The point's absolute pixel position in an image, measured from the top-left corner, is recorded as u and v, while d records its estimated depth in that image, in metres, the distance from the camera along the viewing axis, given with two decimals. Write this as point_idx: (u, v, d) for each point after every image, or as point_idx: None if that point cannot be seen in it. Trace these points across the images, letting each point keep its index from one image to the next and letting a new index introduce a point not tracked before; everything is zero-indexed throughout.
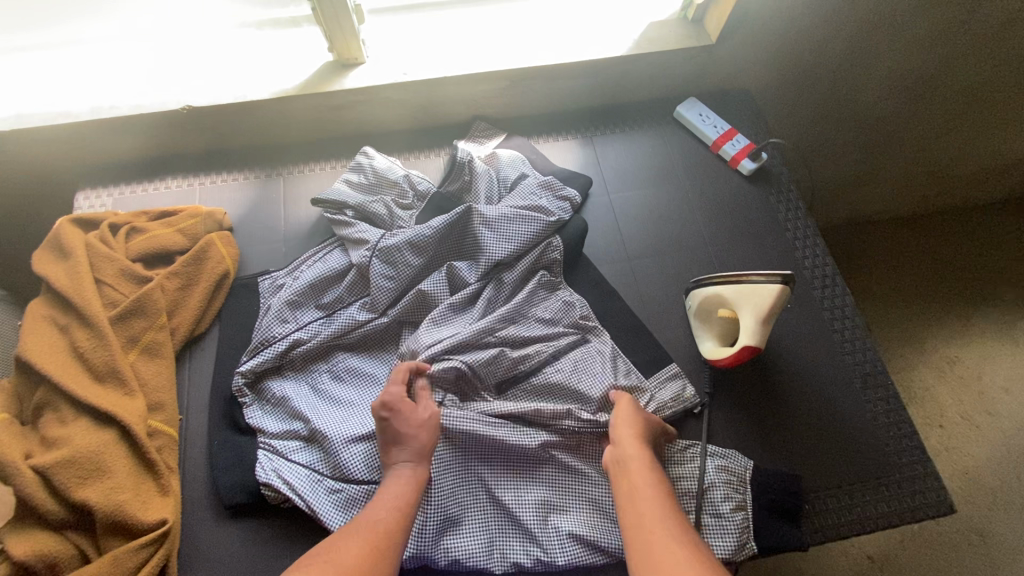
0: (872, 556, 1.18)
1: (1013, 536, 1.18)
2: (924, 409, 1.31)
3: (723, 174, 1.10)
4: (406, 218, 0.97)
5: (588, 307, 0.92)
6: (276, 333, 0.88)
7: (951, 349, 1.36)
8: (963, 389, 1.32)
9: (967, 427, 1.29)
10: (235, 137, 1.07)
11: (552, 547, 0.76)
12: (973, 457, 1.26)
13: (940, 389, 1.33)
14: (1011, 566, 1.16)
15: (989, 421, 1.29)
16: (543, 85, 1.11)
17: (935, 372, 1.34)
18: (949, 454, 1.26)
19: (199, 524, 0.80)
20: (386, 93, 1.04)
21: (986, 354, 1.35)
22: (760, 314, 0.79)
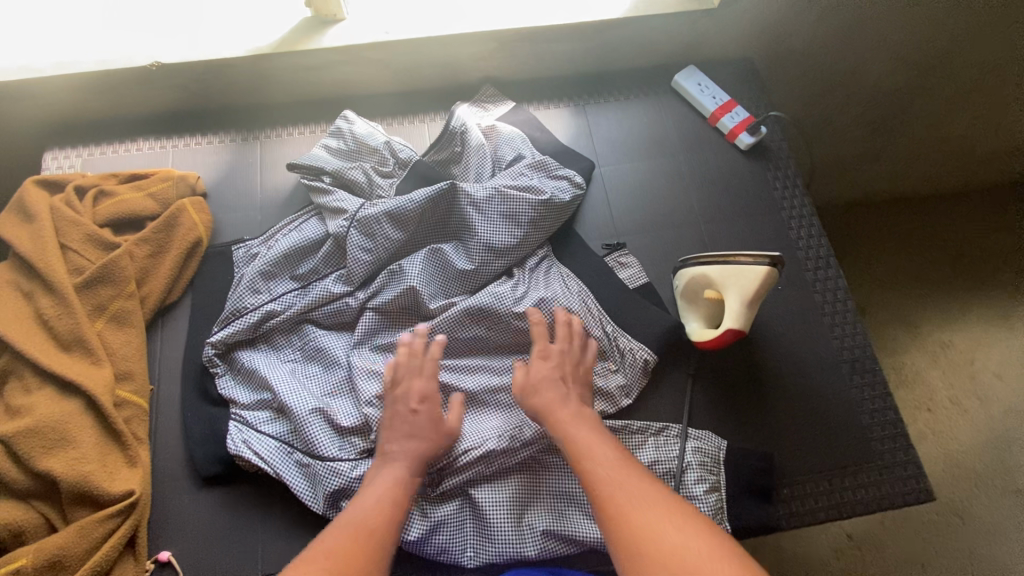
0: (850, 534, 1.19)
1: (992, 518, 1.19)
2: (913, 391, 1.30)
3: (719, 148, 1.06)
4: (385, 186, 0.93)
5: (585, 291, 0.90)
6: (248, 304, 0.85)
7: (944, 332, 1.34)
8: (953, 372, 1.31)
9: (955, 411, 1.28)
10: (208, 97, 1.02)
11: (526, 544, 0.76)
12: (958, 440, 1.25)
13: (931, 372, 1.31)
14: (985, 546, 1.17)
15: (976, 404, 1.28)
16: (533, 49, 1.05)
17: (927, 355, 1.32)
18: (934, 437, 1.26)
19: (172, 493, 0.80)
20: (367, 54, 0.98)
21: (979, 337, 1.33)
22: (746, 297, 0.76)
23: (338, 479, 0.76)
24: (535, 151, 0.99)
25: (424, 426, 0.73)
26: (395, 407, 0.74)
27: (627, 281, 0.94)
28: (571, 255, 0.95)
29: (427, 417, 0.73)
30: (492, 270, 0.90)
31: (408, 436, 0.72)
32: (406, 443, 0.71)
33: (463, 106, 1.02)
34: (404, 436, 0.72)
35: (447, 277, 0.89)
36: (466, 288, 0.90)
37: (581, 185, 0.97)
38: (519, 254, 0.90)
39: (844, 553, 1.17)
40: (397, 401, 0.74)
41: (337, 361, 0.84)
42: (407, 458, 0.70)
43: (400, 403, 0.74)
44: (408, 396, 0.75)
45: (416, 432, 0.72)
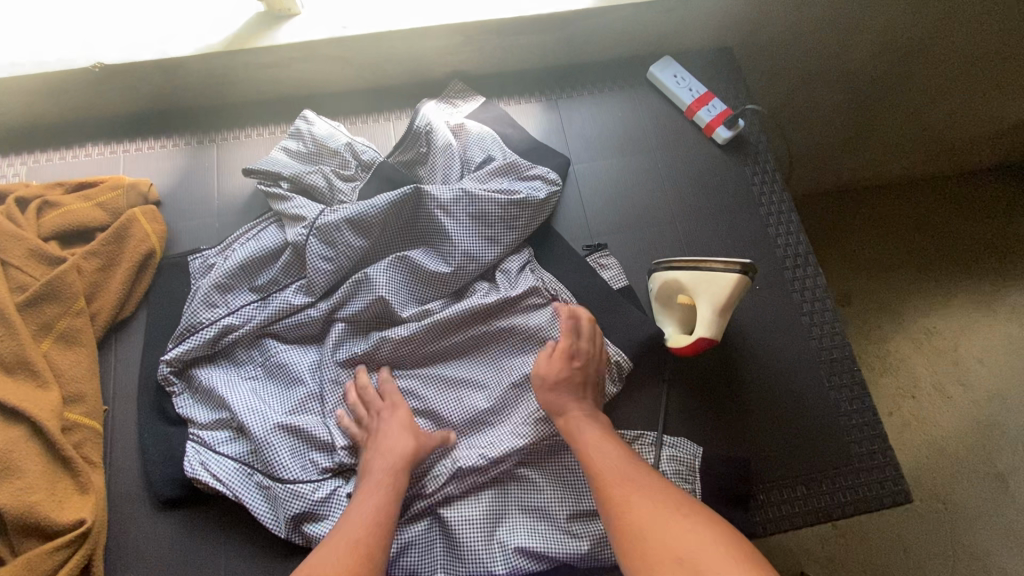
0: (835, 525, 1.18)
1: (976, 505, 1.19)
2: (898, 379, 1.29)
3: (696, 143, 1.02)
4: (347, 190, 0.89)
5: (563, 290, 0.88)
6: (203, 319, 0.82)
7: (929, 319, 1.32)
8: (938, 360, 1.29)
9: (940, 398, 1.27)
10: (159, 97, 0.96)
11: (497, 561, 0.74)
12: (940, 427, 1.25)
13: (916, 359, 1.30)
14: (969, 533, 1.17)
15: (960, 391, 1.27)
16: (501, 41, 1.00)
17: (912, 343, 1.31)
18: (917, 425, 1.25)
19: (130, 518, 0.77)
20: (326, 50, 0.93)
21: (964, 324, 1.32)
22: (718, 305, 0.75)
23: (300, 502, 0.74)
24: (505, 151, 0.94)
25: (400, 435, 0.75)
26: (368, 425, 0.77)
27: (610, 282, 0.91)
28: (543, 259, 0.92)
29: (401, 428, 0.76)
30: (468, 273, 0.86)
31: (387, 445, 0.73)
32: (386, 452, 0.73)
33: (429, 103, 0.98)
34: (383, 445, 0.74)
35: (416, 284, 0.86)
36: (443, 292, 0.87)
37: (556, 182, 0.93)
38: (491, 261, 0.87)
39: (828, 542, 1.17)
40: (372, 418, 0.77)
41: (298, 377, 0.82)
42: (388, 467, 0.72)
43: (374, 419, 0.77)
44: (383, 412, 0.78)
45: (393, 441, 0.74)
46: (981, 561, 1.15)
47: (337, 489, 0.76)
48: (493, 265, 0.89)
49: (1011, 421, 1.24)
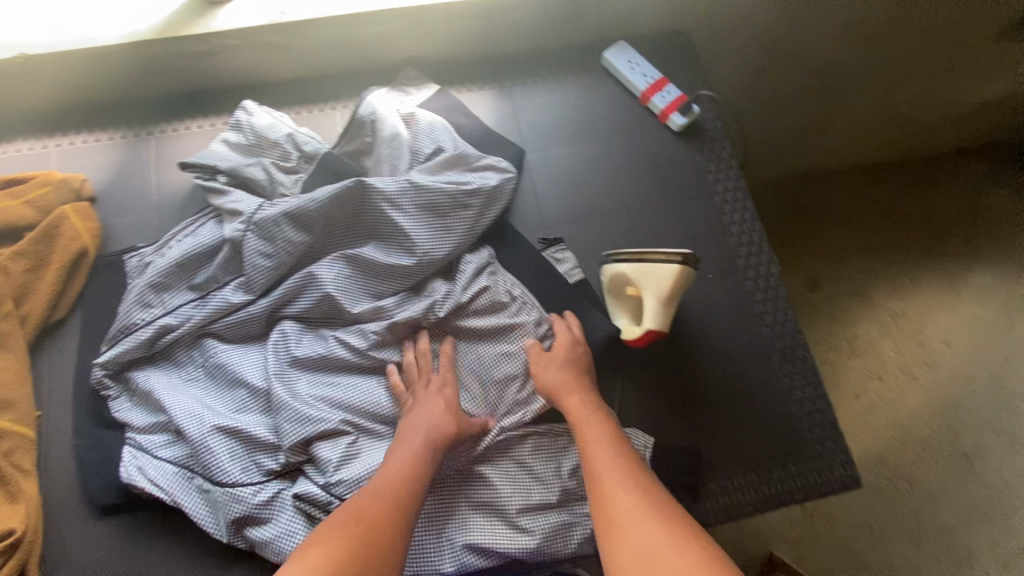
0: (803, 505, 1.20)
1: (939, 484, 1.21)
2: (866, 362, 1.29)
3: (651, 130, 1.00)
4: (288, 183, 0.86)
5: (519, 286, 0.87)
6: (138, 319, 0.79)
7: (895, 303, 1.33)
8: (904, 343, 1.31)
9: (906, 379, 1.28)
10: (91, 89, 0.92)
11: (445, 557, 0.75)
12: (906, 409, 1.26)
13: (884, 342, 1.31)
14: (934, 512, 1.19)
15: (926, 373, 1.29)
16: (450, 27, 0.97)
17: (880, 327, 1.32)
18: (884, 407, 1.26)
19: (69, 526, 0.75)
20: (264, 37, 0.90)
21: (930, 307, 1.33)
22: (661, 296, 0.75)
23: (240, 505, 0.73)
24: (455, 141, 0.91)
25: (442, 412, 0.75)
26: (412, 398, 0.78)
27: (566, 275, 0.89)
28: (494, 251, 0.90)
29: (448, 405, 0.76)
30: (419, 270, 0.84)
31: (427, 418, 0.74)
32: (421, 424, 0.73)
33: (378, 91, 0.94)
34: (422, 418, 0.74)
35: (364, 280, 0.83)
36: (397, 287, 0.84)
37: (507, 171, 0.90)
38: (442, 257, 0.84)
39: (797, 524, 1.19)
40: (417, 391, 0.78)
41: (239, 377, 0.79)
42: (423, 438, 0.72)
43: (419, 392, 0.78)
44: (427, 387, 0.78)
45: (433, 418, 0.74)
46: (943, 538, 1.17)
47: (280, 492, 0.75)
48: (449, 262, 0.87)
49: (974, 401, 1.26)
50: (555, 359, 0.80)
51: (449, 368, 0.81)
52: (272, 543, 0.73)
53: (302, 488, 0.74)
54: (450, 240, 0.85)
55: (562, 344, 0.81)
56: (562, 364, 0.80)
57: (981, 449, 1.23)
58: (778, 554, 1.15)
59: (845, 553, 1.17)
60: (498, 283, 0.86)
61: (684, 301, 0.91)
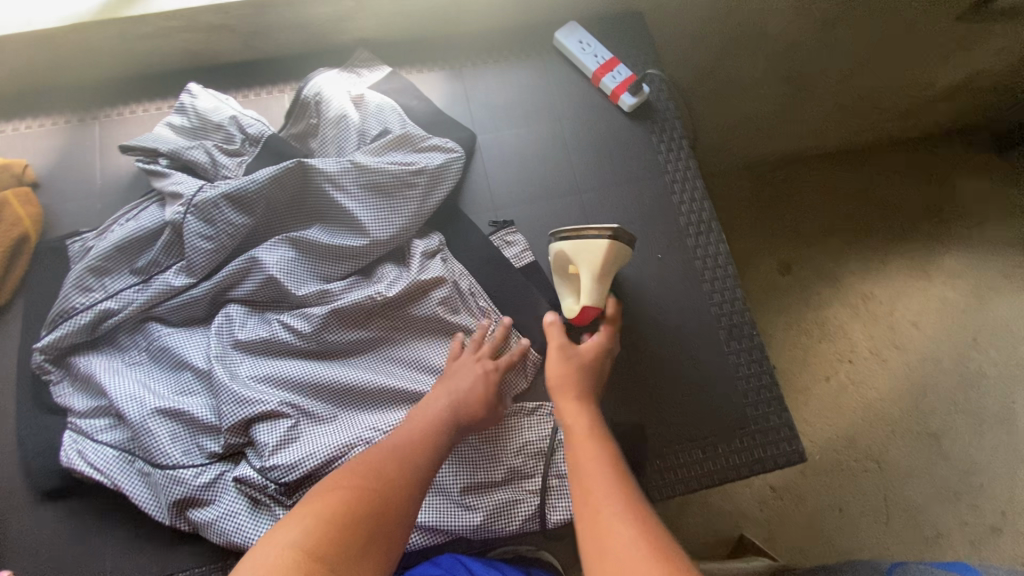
0: (773, 486, 1.21)
1: (905, 462, 1.22)
2: (835, 345, 1.30)
3: (604, 111, 1.00)
4: (231, 166, 0.85)
5: (470, 275, 0.88)
6: (77, 304, 0.78)
7: (865, 286, 1.34)
8: (873, 325, 1.31)
9: (875, 361, 1.29)
10: (28, 72, 0.91)
11: None
12: (875, 391, 1.27)
13: (853, 325, 1.31)
14: (901, 490, 1.20)
15: (895, 354, 1.30)
16: (397, 8, 0.96)
17: (850, 310, 1.32)
18: (854, 389, 1.27)
19: (14, 510, 0.75)
20: (204, 18, 0.88)
21: (899, 290, 1.34)
22: (596, 271, 0.78)
23: (180, 487, 0.73)
24: (403, 121, 0.90)
25: (482, 385, 0.77)
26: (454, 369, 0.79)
27: (513, 260, 0.90)
28: (444, 234, 0.90)
29: (485, 377, 0.77)
30: (371, 258, 0.85)
31: (465, 391, 0.75)
32: (458, 396, 0.75)
33: (327, 72, 0.93)
34: (460, 390, 0.75)
35: (311, 263, 0.83)
36: (345, 271, 0.85)
37: (454, 151, 0.90)
38: (388, 240, 0.84)
39: (767, 505, 1.20)
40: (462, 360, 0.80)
41: (184, 361, 0.79)
42: (448, 406, 0.73)
43: (461, 363, 0.79)
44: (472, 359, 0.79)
45: (471, 390, 0.76)
46: (911, 515, 1.19)
47: (222, 474, 0.75)
48: (400, 248, 0.87)
49: (942, 381, 1.28)
50: (579, 358, 0.76)
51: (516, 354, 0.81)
52: (213, 524, 0.73)
53: (244, 470, 0.75)
54: (396, 222, 0.85)
55: (593, 349, 0.78)
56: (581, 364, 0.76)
57: (948, 428, 1.24)
58: (748, 536, 1.15)
59: (814, 533, 1.18)
60: (449, 270, 0.86)
61: (634, 281, 0.91)
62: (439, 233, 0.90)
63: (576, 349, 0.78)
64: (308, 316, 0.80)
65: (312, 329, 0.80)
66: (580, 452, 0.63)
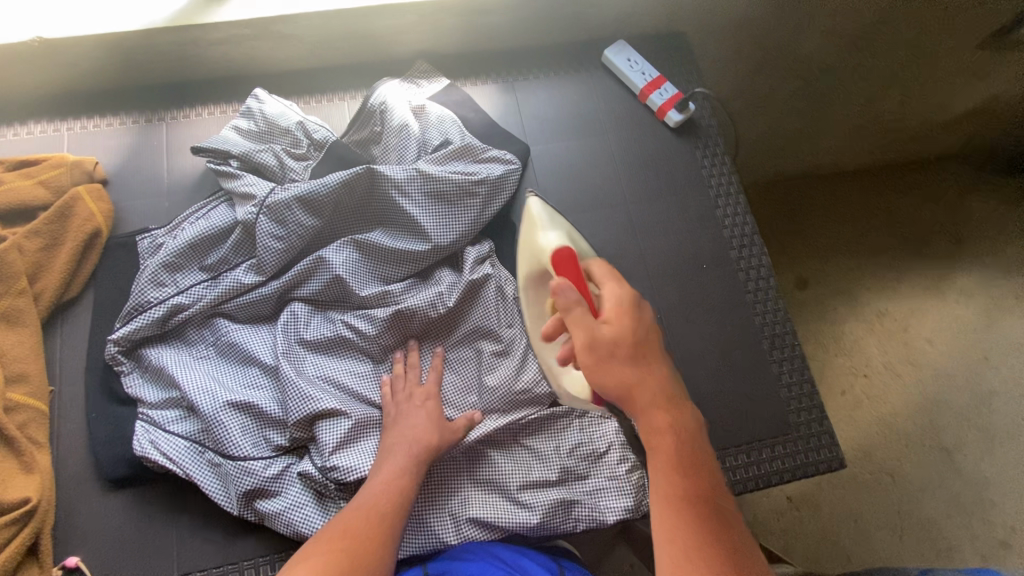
0: (791, 497, 1.23)
1: (920, 477, 1.25)
2: (851, 360, 1.33)
3: (650, 127, 1.04)
4: (299, 170, 0.89)
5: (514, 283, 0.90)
6: (151, 298, 0.81)
7: (881, 303, 1.37)
8: (889, 341, 1.35)
9: (890, 377, 1.32)
10: (101, 72, 0.94)
11: (449, 531, 0.78)
12: (890, 405, 1.30)
13: (869, 341, 1.35)
14: (915, 504, 1.23)
15: (911, 371, 1.33)
16: (457, 23, 1.00)
17: (866, 325, 1.36)
18: (870, 404, 1.30)
19: (81, 497, 0.77)
20: (276, 27, 0.92)
21: (914, 308, 1.37)
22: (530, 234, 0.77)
23: (250, 478, 0.76)
24: (463, 133, 0.94)
25: (425, 424, 0.77)
26: (396, 409, 0.79)
27: None
28: (498, 241, 0.94)
29: (429, 414, 0.78)
30: (428, 263, 0.88)
31: (408, 435, 0.76)
32: (402, 439, 0.75)
33: (389, 82, 0.97)
34: (401, 435, 0.76)
35: (374, 264, 0.87)
36: (405, 273, 0.88)
37: (512, 163, 0.94)
38: (448, 245, 0.87)
39: (784, 515, 1.22)
40: (400, 404, 0.80)
41: (253, 357, 0.82)
42: (407, 452, 0.74)
43: (402, 404, 0.79)
44: (409, 400, 0.80)
45: (415, 429, 0.76)
46: (926, 529, 1.22)
47: (288, 467, 0.77)
48: (455, 252, 0.90)
49: (955, 398, 1.31)
50: (612, 339, 0.60)
51: (434, 380, 0.83)
52: (280, 515, 0.75)
53: (308, 465, 0.77)
54: (456, 228, 0.88)
55: (620, 315, 0.62)
56: (622, 352, 0.59)
57: (961, 445, 1.28)
58: (765, 544, 1.16)
59: (830, 545, 1.20)
60: (497, 276, 0.89)
61: (678, 291, 0.95)
62: (492, 239, 0.93)
63: (604, 331, 0.60)
64: (371, 316, 0.83)
65: (375, 331, 0.83)
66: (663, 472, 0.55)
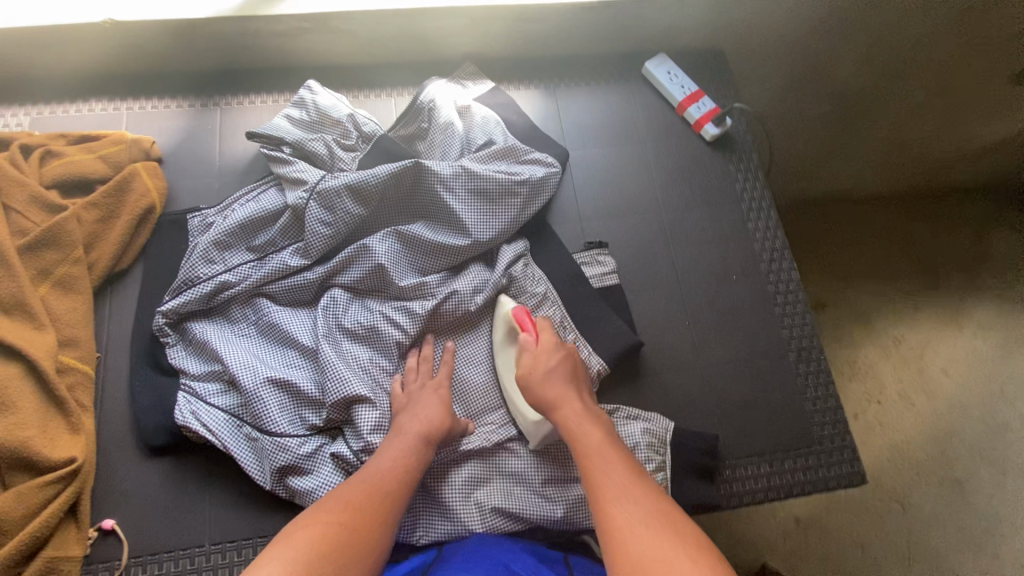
0: (798, 518, 1.23)
1: (929, 506, 1.25)
2: (865, 385, 1.34)
3: (686, 138, 1.07)
4: (348, 160, 0.91)
5: (548, 282, 0.92)
6: (200, 274, 0.84)
7: (898, 329, 1.37)
8: (904, 369, 1.35)
9: (903, 404, 1.32)
10: (164, 56, 0.97)
11: (472, 519, 0.79)
12: (903, 432, 1.30)
13: (883, 366, 1.35)
14: (922, 531, 1.23)
15: (924, 399, 1.33)
16: (506, 28, 1.04)
17: (880, 351, 1.36)
18: (882, 430, 1.30)
19: (118, 463, 0.79)
20: (335, 23, 0.96)
21: (930, 336, 1.37)
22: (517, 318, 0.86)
23: (286, 455, 0.77)
24: (506, 135, 0.96)
25: (439, 408, 0.78)
26: (408, 395, 0.81)
27: (593, 280, 0.94)
28: (534, 240, 0.96)
29: (442, 402, 0.80)
30: (465, 257, 0.90)
31: (422, 418, 0.76)
32: (415, 423, 0.76)
33: (438, 81, 1.00)
34: (414, 419, 0.76)
35: (415, 255, 0.89)
36: (444, 264, 0.90)
37: (553, 165, 0.96)
38: (489, 241, 0.89)
39: (791, 536, 1.22)
40: (413, 391, 0.81)
41: (292, 337, 0.84)
42: (416, 434, 0.75)
43: (414, 392, 0.81)
44: (422, 388, 0.82)
45: (428, 413, 0.77)
46: (932, 559, 1.21)
47: (321, 447, 0.79)
48: (493, 248, 0.92)
49: (969, 428, 1.31)
50: (546, 359, 0.80)
51: (446, 373, 0.84)
52: (312, 493, 0.77)
53: (342, 446, 0.79)
54: (496, 225, 0.90)
55: (552, 348, 0.81)
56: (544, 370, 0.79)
57: (972, 476, 1.27)
58: (771, 566, 1.18)
59: (836, 568, 1.20)
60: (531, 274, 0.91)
61: (706, 300, 0.97)
62: (530, 238, 0.95)
63: (536, 356, 0.80)
64: (411, 303, 0.86)
65: (414, 322, 0.85)
66: (588, 447, 0.70)
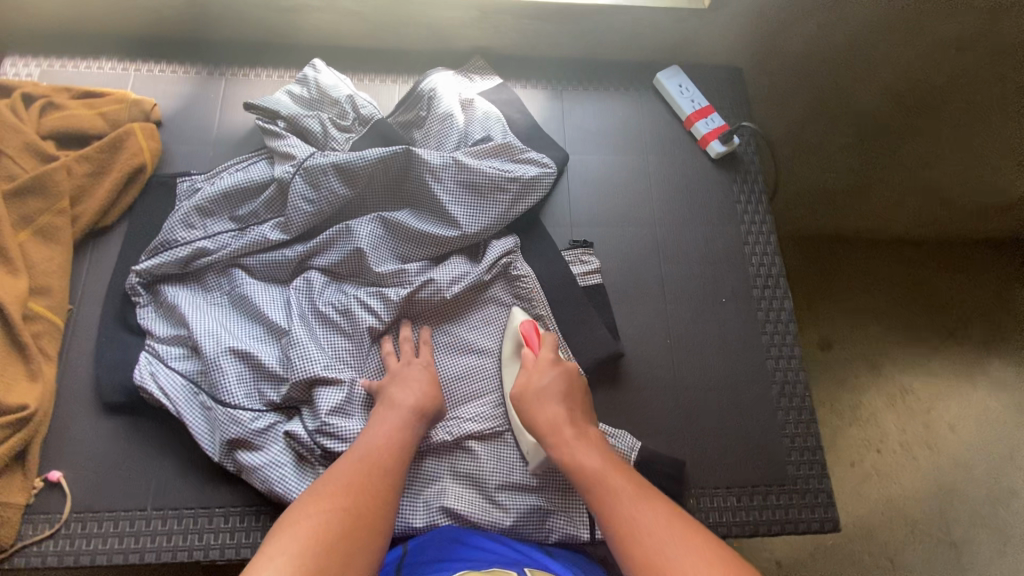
0: (778, 562, 1.16)
1: (920, 566, 1.17)
2: (866, 432, 1.25)
3: (690, 153, 1.04)
4: (340, 140, 0.91)
5: (531, 282, 0.89)
6: (179, 238, 0.84)
7: (908, 380, 1.29)
8: (910, 420, 1.26)
9: (904, 455, 1.24)
10: (176, 21, 0.99)
11: (418, 513, 0.76)
12: (901, 485, 1.22)
13: (887, 416, 1.26)
14: None
15: (926, 453, 1.25)
16: (517, 25, 1.03)
17: (886, 399, 1.28)
18: (878, 480, 1.22)
19: (73, 417, 0.79)
20: (344, 3, 0.96)
21: (941, 388, 1.29)
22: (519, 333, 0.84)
23: (236, 428, 0.76)
24: (505, 132, 0.95)
25: (430, 387, 0.78)
26: (394, 371, 0.79)
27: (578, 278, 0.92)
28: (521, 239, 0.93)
29: (433, 381, 0.79)
30: (447, 250, 0.89)
31: (414, 392, 0.76)
32: (407, 396, 0.75)
33: (443, 72, 1.00)
34: (407, 391, 0.76)
35: (396, 242, 0.88)
36: (425, 255, 0.88)
37: (548, 167, 0.94)
38: (473, 235, 0.88)
39: None
40: (404, 366, 0.80)
41: (259, 310, 0.83)
42: (408, 411, 0.74)
43: (403, 367, 0.80)
44: (409, 364, 0.80)
45: (419, 390, 0.77)
46: None
47: (275, 424, 0.78)
48: (477, 242, 0.90)
49: (971, 490, 1.22)
50: (543, 369, 0.78)
51: (427, 356, 0.83)
52: (259, 470, 0.75)
53: (296, 426, 0.77)
54: (482, 220, 0.88)
55: (552, 362, 0.79)
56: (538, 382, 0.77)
57: (970, 540, 1.19)
58: None
59: None
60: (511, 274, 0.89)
61: (691, 320, 0.93)
62: (517, 235, 0.92)
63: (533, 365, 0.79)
64: (386, 288, 0.84)
65: (387, 310, 0.83)
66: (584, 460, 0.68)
